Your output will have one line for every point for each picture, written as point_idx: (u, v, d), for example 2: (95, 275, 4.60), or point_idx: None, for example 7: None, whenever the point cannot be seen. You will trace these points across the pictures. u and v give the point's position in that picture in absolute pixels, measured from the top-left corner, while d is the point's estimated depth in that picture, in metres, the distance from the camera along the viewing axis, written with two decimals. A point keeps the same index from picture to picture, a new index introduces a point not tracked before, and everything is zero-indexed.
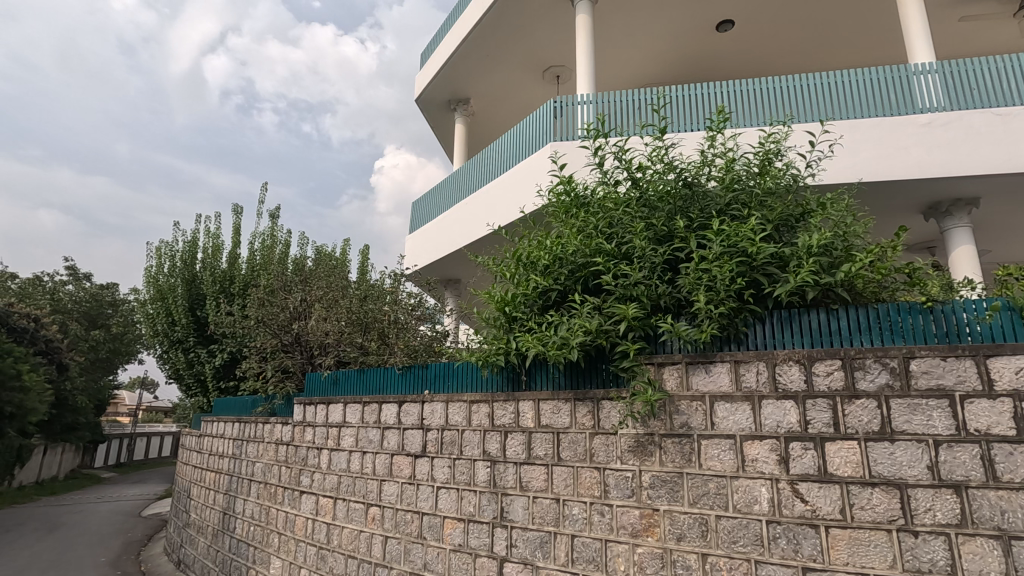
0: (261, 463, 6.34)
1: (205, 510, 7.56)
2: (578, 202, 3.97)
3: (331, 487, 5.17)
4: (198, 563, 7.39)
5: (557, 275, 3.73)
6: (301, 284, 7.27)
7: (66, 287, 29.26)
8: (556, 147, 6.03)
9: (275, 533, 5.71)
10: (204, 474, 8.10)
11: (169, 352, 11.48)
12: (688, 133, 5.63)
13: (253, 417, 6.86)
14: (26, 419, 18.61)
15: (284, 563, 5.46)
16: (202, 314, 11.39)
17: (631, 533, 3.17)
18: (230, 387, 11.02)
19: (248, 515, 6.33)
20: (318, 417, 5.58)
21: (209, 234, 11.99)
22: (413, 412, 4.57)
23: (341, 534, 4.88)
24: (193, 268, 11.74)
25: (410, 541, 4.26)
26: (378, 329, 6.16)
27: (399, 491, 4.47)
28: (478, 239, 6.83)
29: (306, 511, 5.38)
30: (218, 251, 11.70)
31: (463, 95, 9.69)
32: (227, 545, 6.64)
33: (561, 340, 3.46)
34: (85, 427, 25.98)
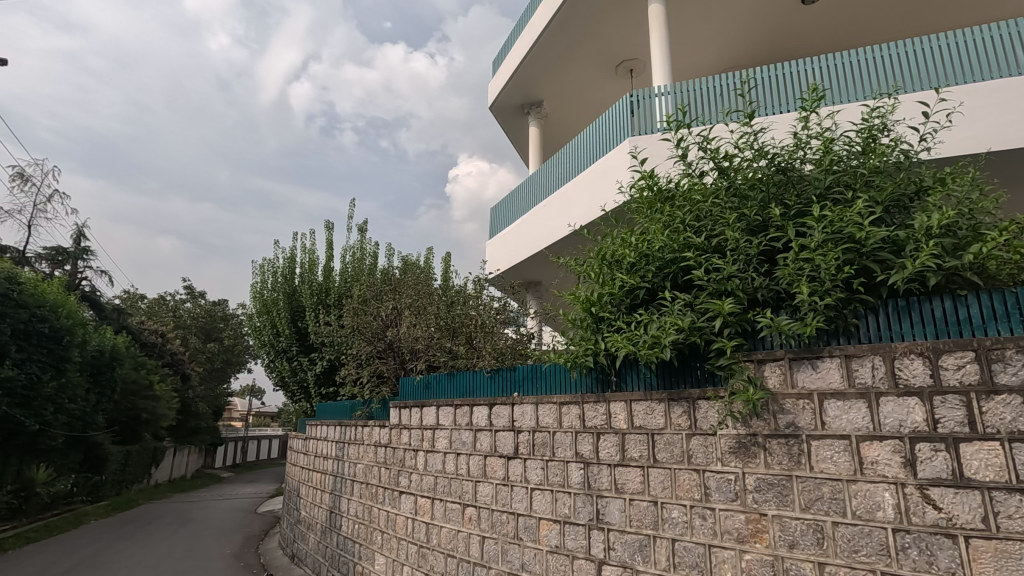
0: (362, 464, 6.70)
1: (314, 508, 8.08)
2: (662, 196, 3.87)
3: (428, 487, 5.36)
4: (309, 557, 7.91)
5: (643, 273, 3.64)
6: (392, 293, 7.62)
7: (185, 304, 32.48)
8: (635, 142, 5.90)
9: (378, 532, 6.00)
10: (311, 475, 8.67)
11: (276, 361, 12.42)
12: (778, 116, 5.32)
13: (353, 421, 7.27)
14: (158, 424, 20.85)
15: (388, 561, 5.72)
16: (302, 325, 12.23)
17: (736, 539, 3.03)
18: (330, 392, 11.71)
19: (353, 514, 6.70)
20: (412, 420, 5.81)
21: (305, 249, 12.86)
22: (504, 414, 4.63)
23: (440, 534, 5.04)
24: (292, 282, 12.63)
25: (506, 541, 4.32)
26: (466, 333, 6.33)
27: (494, 492, 4.55)
28: (559, 239, 6.83)
29: (406, 511, 5.61)
30: (313, 265, 12.50)
31: (536, 98, 9.75)
32: (335, 541, 7.06)
33: (652, 339, 3.37)
34: (205, 431, 28.72)
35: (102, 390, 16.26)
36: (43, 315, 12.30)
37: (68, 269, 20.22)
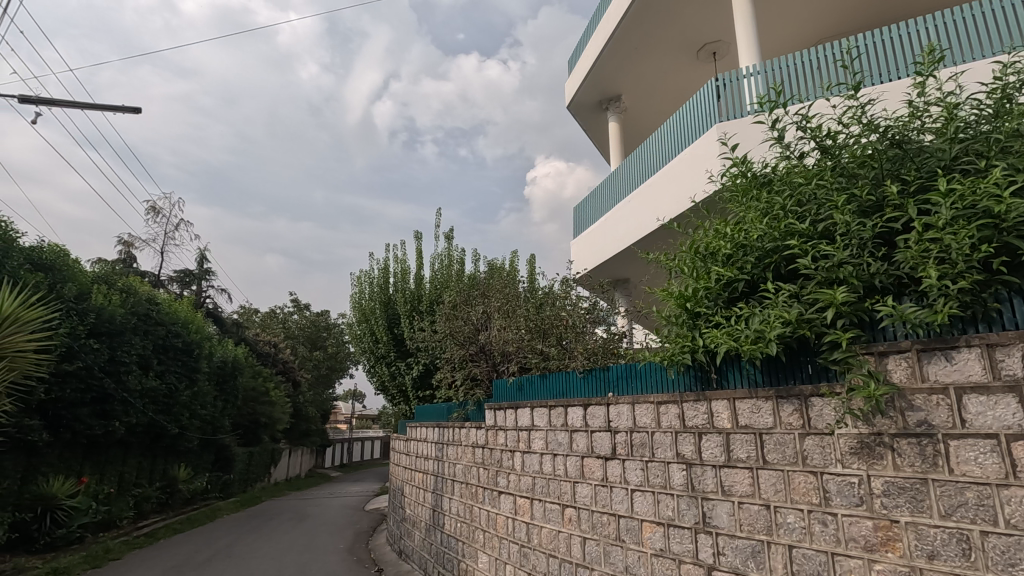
0: (461, 464, 6.90)
1: (418, 507, 8.42)
2: (758, 181, 3.67)
3: (526, 488, 5.42)
4: (416, 553, 8.26)
5: (742, 264, 3.45)
6: (481, 298, 7.79)
7: (293, 316, 35.21)
8: (724, 128, 5.64)
9: (480, 530, 6.16)
10: (413, 474, 9.06)
11: (375, 366, 13.12)
12: (888, 84, 4.87)
13: (450, 423, 7.50)
14: (275, 427, 22.72)
15: (491, 559, 5.85)
16: (398, 331, 12.84)
17: (864, 547, 2.79)
18: (426, 395, 12.17)
19: (455, 512, 6.92)
20: (507, 421, 5.90)
21: (397, 259, 13.48)
22: (599, 414, 4.59)
23: (541, 534, 5.08)
24: (387, 291, 13.29)
25: (609, 543, 4.27)
26: (556, 334, 6.31)
27: (593, 493, 4.52)
28: (647, 235, 6.66)
29: (506, 511, 5.70)
30: (405, 274, 13.07)
31: (614, 93, 9.58)
32: (439, 538, 7.33)
33: (755, 333, 3.20)
34: (315, 433, 30.88)
35: (227, 397, 17.99)
36: (177, 331, 13.83)
37: (195, 289, 22.62)
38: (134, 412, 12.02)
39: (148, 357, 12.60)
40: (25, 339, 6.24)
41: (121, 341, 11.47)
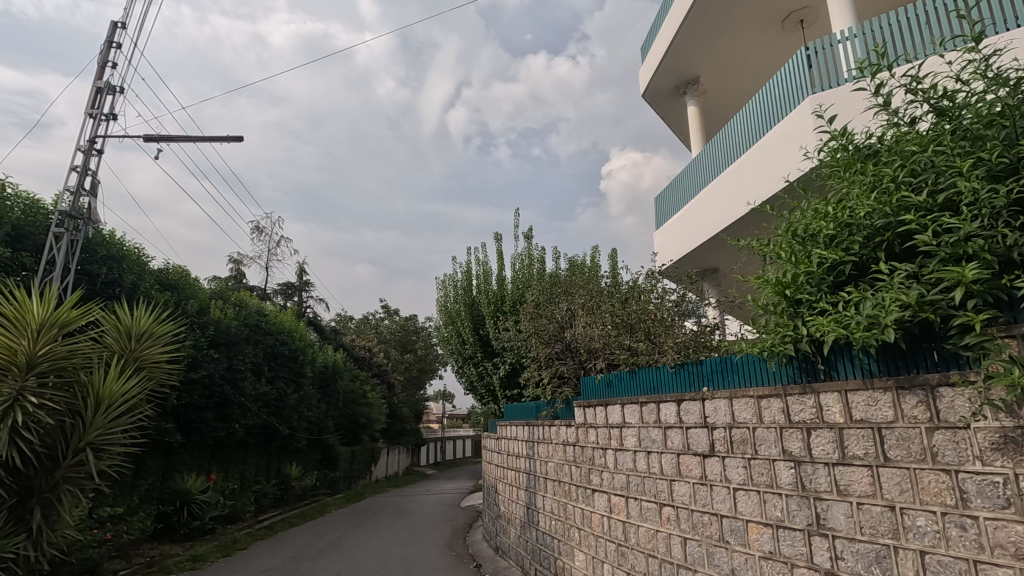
0: (553, 462, 6.91)
1: (512, 504, 8.54)
2: (862, 154, 3.37)
3: (621, 486, 5.33)
4: (512, 550, 8.38)
5: (848, 246, 3.18)
6: (565, 296, 7.76)
7: (384, 322, 37.02)
8: (818, 100, 5.23)
9: (575, 528, 6.14)
10: (506, 472, 9.20)
11: (464, 367, 13.47)
12: (1017, 32, 4.29)
13: (540, 421, 7.53)
14: (373, 427, 23.97)
15: (587, 557, 5.81)
16: (483, 332, 13.10)
17: (1014, 555, 2.47)
18: (514, 394, 12.33)
19: (549, 510, 6.94)
20: (598, 419, 5.83)
21: (479, 262, 13.75)
22: (694, 410, 4.41)
23: (638, 533, 4.97)
24: (471, 293, 13.58)
25: (711, 543, 4.10)
26: (644, 329, 6.15)
27: (692, 491, 4.35)
28: (736, 220, 6.33)
29: (601, 509, 5.63)
30: (487, 276, 13.29)
31: (691, 76, 9.20)
32: (534, 535, 7.38)
33: (868, 319, 2.93)
34: (410, 432, 32.23)
35: (330, 399, 19.22)
36: (283, 339, 14.98)
37: (296, 300, 24.39)
38: (251, 415, 13.16)
39: (260, 364, 13.75)
40: (158, 351, 6.96)
41: (237, 350, 12.59)
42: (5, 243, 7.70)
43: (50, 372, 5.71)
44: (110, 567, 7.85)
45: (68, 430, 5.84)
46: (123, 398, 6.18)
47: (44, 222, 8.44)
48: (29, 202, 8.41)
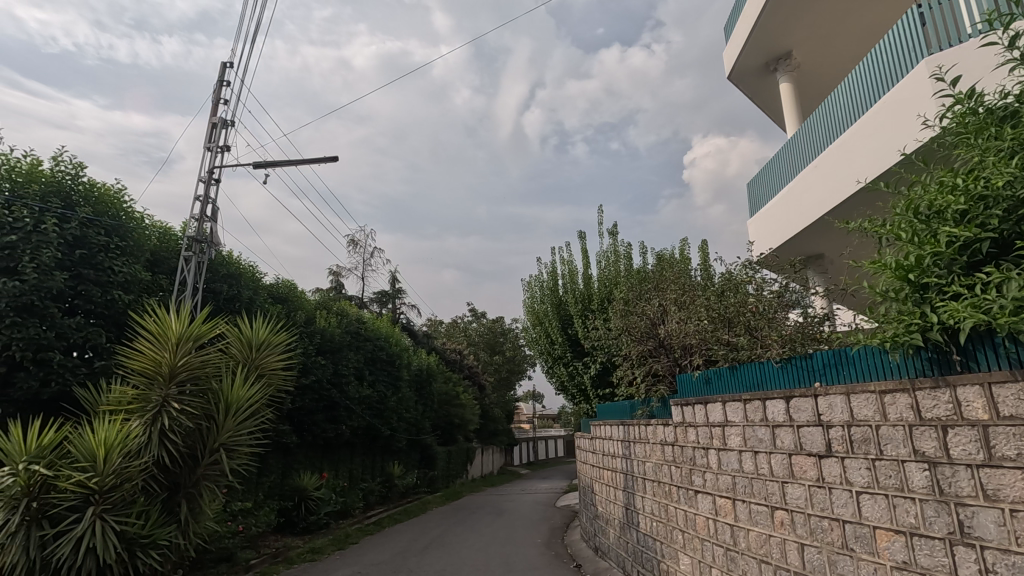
0: (651, 462, 6.73)
1: (610, 505, 8.42)
2: (997, 117, 3.01)
3: (726, 487, 5.09)
4: (612, 551, 8.27)
5: (986, 220, 2.85)
6: (655, 291, 7.54)
7: (472, 325, 37.99)
8: (936, 61, 4.73)
9: (678, 530, 5.94)
10: (602, 472, 9.09)
11: (554, 367, 13.52)
12: None
13: (635, 420, 7.36)
14: (467, 428, 24.63)
15: (693, 561, 5.61)
16: (572, 332, 13.05)
17: None
18: (606, 393, 12.18)
19: (649, 511, 6.78)
20: (697, 418, 5.61)
21: (564, 261, 13.70)
22: (806, 408, 4.12)
23: (748, 537, 4.72)
24: (558, 292, 13.55)
25: (834, 551, 3.80)
26: (744, 322, 5.83)
27: (807, 495, 4.07)
28: (844, 201, 5.85)
29: (706, 511, 5.41)
30: (573, 275, 13.21)
31: (782, 50, 8.63)
32: (635, 537, 7.23)
33: (1014, 302, 2.61)
34: (502, 432, 32.78)
35: (425, 401, 20.01)
36: (381, 344, 15.79)
37: (390, 307, 25.64)
38: (355, 417, 13.99)
39: (361, 368, 14.60)
40: (275, 359, 7.59)
41: (341, 356, 13.45)
42: (146, 268, 8.77)
43: (187, 380, 6.41)
44: (243, 556, 8.66)
45: (205, 432, 6.49)
46: (248, 403, 6.80)
47: (176, 247, 9.50)
48: (163, 230, 9.50)
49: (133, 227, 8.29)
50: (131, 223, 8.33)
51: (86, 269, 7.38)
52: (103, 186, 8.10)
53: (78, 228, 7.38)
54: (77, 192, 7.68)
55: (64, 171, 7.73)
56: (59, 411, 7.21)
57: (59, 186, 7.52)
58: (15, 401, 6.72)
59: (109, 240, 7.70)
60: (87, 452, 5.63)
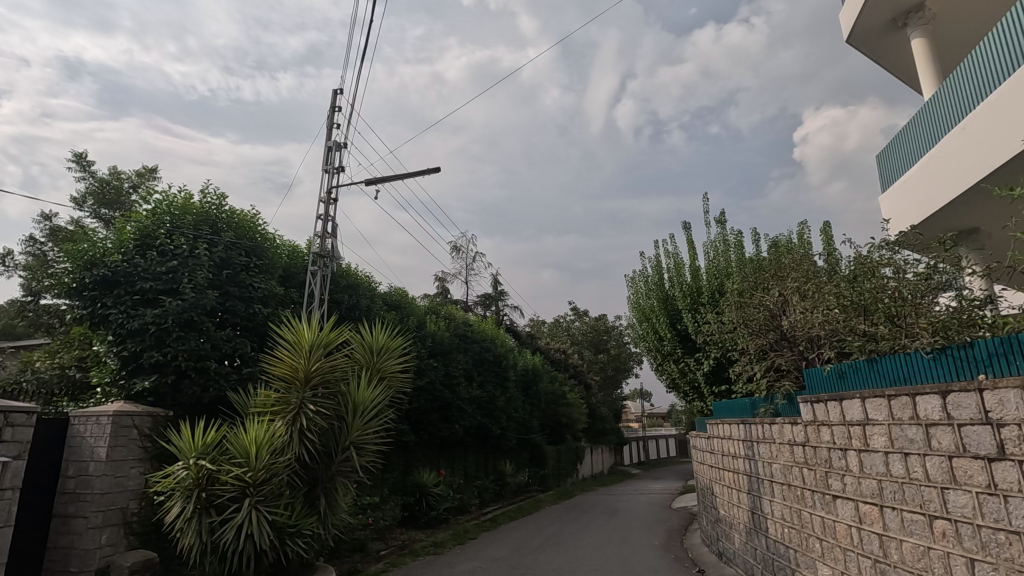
0: (779, 464, 6.28)
1: (733, 508, 7.98)
2: None
3: (871, 493, 4.61)
4: (738, 557, 7.82)
5: None
6: (775, 280, 7.03)
7: (575, 323, 37.95)
8: None
9: (815, 538, 5.48)
10: (722, 474, 8.64)
11: (664, 363, 13.10)
12: None
13: (757, 419, 6.91)
14: (575, 427, 24.56)
15: (834, 572, 5.14)
16: (681, 327, 12.55)
17: None
18: (723, 390, 11.59)
19: (779, 516, 6.33)
20: (832, 416, 5.13)
21: (669, 254, 13.20)
22: (968, 404, 3.60)
23: (901, 549, 4.24)
24: (664, 287, 13.08)
25: (1013, 569, 3.29)
26: (882, 310, 5.26)
27: (975, 503, 3.56)
28: (1004, 164, 5.07)
29: (847, 518, 4.94)
30: (679, 268, 12.69)
31: (913, 2, 7.69)
32: (764, 544, 6.78)
33: None
34: (611, 431, 32.32)
35: (533, 400, 20.26)
36: (487, 346, 16.23)
37: (494, 309, 26.31)
38: (467, 416, 14.49)
39: (470, 370, 15.10)
40: (394, 362, 8.08)
41: (451, 358, 13.99)
42: (280, 283, 9.72)
43: (319, 384, 7.01)
44: (374, 547, 9.29)
45: (337, 432, 7.05)
46: (373, 404, 7.31)
47: (302, 263, 10.42)
48: (291, 248, 10.47)
49: (267, 247, 9.24)
50: (265, 244, 9.29)
51: (232, 287, 8.31)
52: (241, 212, 9.12)
53: (223, 251, 8.40)
54: (220, 219, 8.73)
55: (210, 202, 8.83)
56: (217, 413, 8.11)
57: (207, 216, 8.62)
58: (183, 404, 7.68)
59: (249, 260, 8.66)
60: (242, 450, 6.33)
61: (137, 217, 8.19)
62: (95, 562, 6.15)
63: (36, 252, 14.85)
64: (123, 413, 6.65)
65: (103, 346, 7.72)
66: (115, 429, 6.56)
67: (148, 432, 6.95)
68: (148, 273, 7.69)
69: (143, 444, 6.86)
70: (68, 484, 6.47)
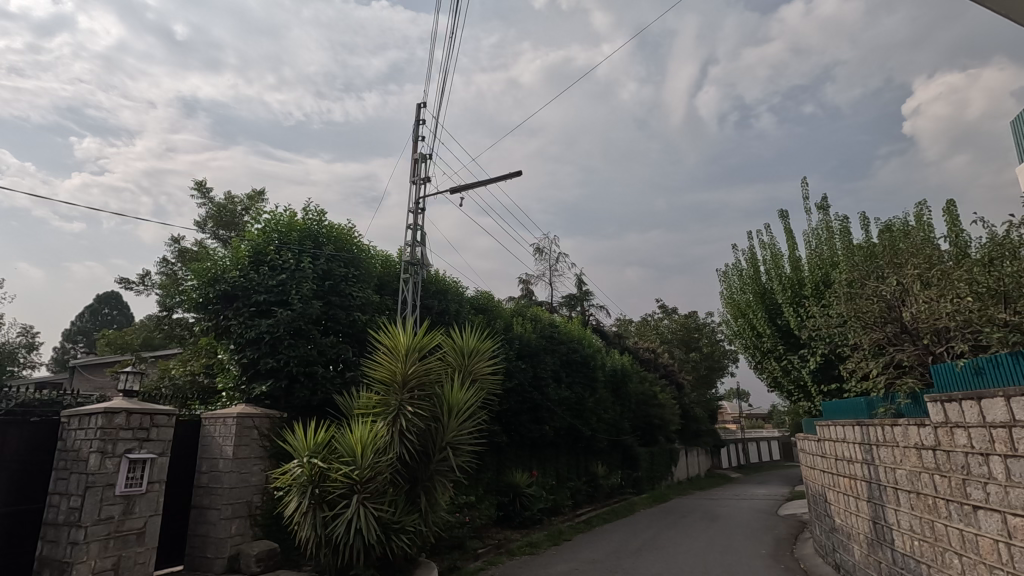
0: (904, 469, 5.71)
1: (851, 517, 7.36)
2: None
3: (1022, 504, 4.06)
4: (859, 571, 7.19)
5: None
6: (891, 267, 6.41)
7: (663, 322, 36.93)
8: None
9: (953, 553, 4.92)
10: (836, 479, 7.99)
11: (765, 361, 12.38)
12: None
13: (877, 419, 6.34)
14: (668, 428, 23.80)
15: None
16: (782, 322, 11.79)
17: None
18: (833, 389, 10.76)
19: (907, 528, 5.75)
20: (969, 417, 4.58)
21: (765, 245, 12.45)
22: None
23: None
24: (760, 280, 12.35)
25: None
26: None
27: None
28: None
29: (992, 532, 4.39)
30: (777, 259, 11.92)
31: None
32: (890, 557, 6.19)
33: None
34: (707, 433, 31.00)
35: (623, 401, 19.90)
36: (575, 347, 16.13)
37: (579, 310, 26.15)
38: (558, 418, 14.48)
39: (559, 371, 15.08)
40: (485, 365, 8.26)
41: (539, 360, 14.06)
42: (376, 291, 10.24)
43: (416, 387, 7.31)
44: (472, 545, 9.55)
45: (434, 432, 7.32)
46: (466, 406, 7.54)
47: (395, 271, 10.92)
48: (384, 258, 11.01)
49: (363, 258, 9.78)
50: (361, 255, 9.84)
51: (334, 296, 8.88)
52: (338, 226, 9.73)
53: (325, 263, 9.02)
54: (321, 234, 9.36)
55: (311, 219, 9.50)
56: (325, 414, 8.68)
57: (309, 231, 9.28)
58: (296, 407, 8.30)
59: (347, 270, 9.22)
60: (349, 449, 6.73)
61: (250, 235, 8.98)
62: (228, 550, 6.80)
63: (168, 271, 16.70)
64: (246, 415, 7.31)
65: (226, 354, 8.53)
66: (240, 429, 7.22)
67: (267, 432, 7.59)
68: (261, 286, 8.42)
69: (263, 443, 7.49)
70: (203, 479, 7.20)
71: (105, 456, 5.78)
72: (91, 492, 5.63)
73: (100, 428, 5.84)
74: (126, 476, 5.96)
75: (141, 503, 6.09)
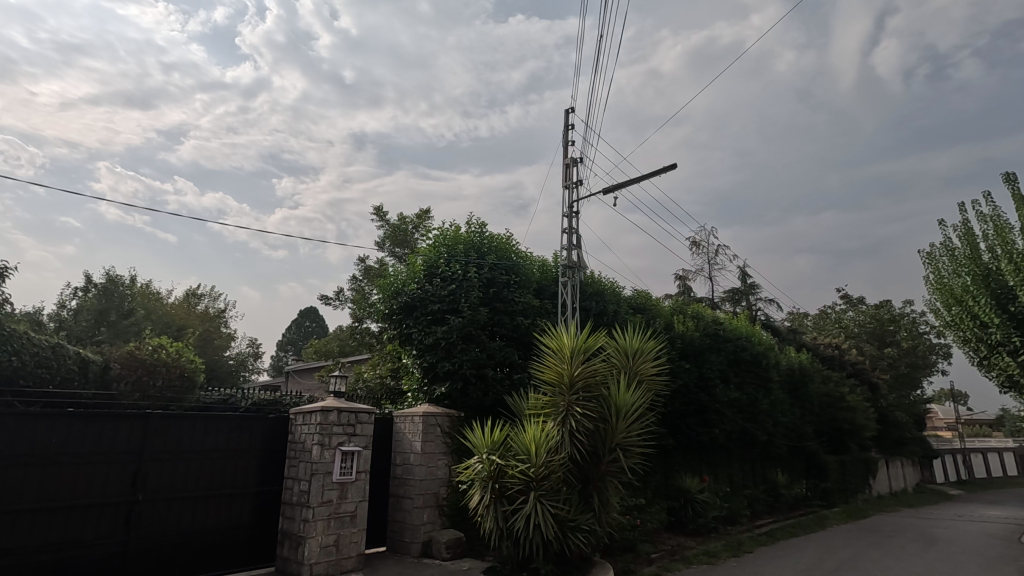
0: None
1: None
2: None
3: None
4: None
5: None
6: None
7: (848, 314, 32.86)
8: None
9: None
10: None
11: (994, 356, 10.35)
12: None
13: None
14: (862, 435, 20.93)
15: None
16: (1016, 308, 9.74)
17: None
18: None
19: None
20: None
21: (985, 217, 10.42)
22: None
23: None
24: (981, 259, 10.36)
25: None
26: None
27: None
28: None
29: None
30: (1003, 231, 9.91)
31: None
32: None
33: None
34: (914, 442, 26.63)
35: (804, 403, 18.04)
36: (744, 344, 14.92)
37: (745, 304, 24.38)
38: (729, 420, 13.57)
39: (727, 371, 14.14)
40: (650, 365, 8.10)
41: (704, 359, 13.32)
42: (536, 296, 10.59)
43: (583, 388, 7.43)
44: (644, 549, 9.36)
45: (604, 433, 7.35)
46: (634, 407, 7.47)
47: (552, 276, 11.20)
48: (541, 263, 11.35)
49: (522, 265, 10.21)
50: (520, 262, 10.27)
51: (498, 302, 9.40)
52: (498, 236, 10.28)
53: (488, 272, 9.61)
54: (483, 245, 9.96)
55: (474, 231, 10.17)
56: (498, 414, 9.20)
57: (472, 243, 9.95)
58: (471, 407, 8.90)
59: (509, 278, 9.71)
60: (524, 447, 7.05)
61: (423, 251, 9.90)
62: (422, 535, 7.55)
63: (357, 288, 19.08)
64: (430, 414, 8.02)
65: (410, 359, 9.45)
66: (426, 426, 7.97)
67: (448, 430, 8.24)
68: (435, 296, 9.22)
69: (446, 440, 8.16)
70: (397, 470, 8.07)
71: (323, 448, 6.80)
72: (315, 478, 6.65)
73: (319, 424, 6.88)
74: (340, 466, 6.92)
75: (353, 489, 7.02)
